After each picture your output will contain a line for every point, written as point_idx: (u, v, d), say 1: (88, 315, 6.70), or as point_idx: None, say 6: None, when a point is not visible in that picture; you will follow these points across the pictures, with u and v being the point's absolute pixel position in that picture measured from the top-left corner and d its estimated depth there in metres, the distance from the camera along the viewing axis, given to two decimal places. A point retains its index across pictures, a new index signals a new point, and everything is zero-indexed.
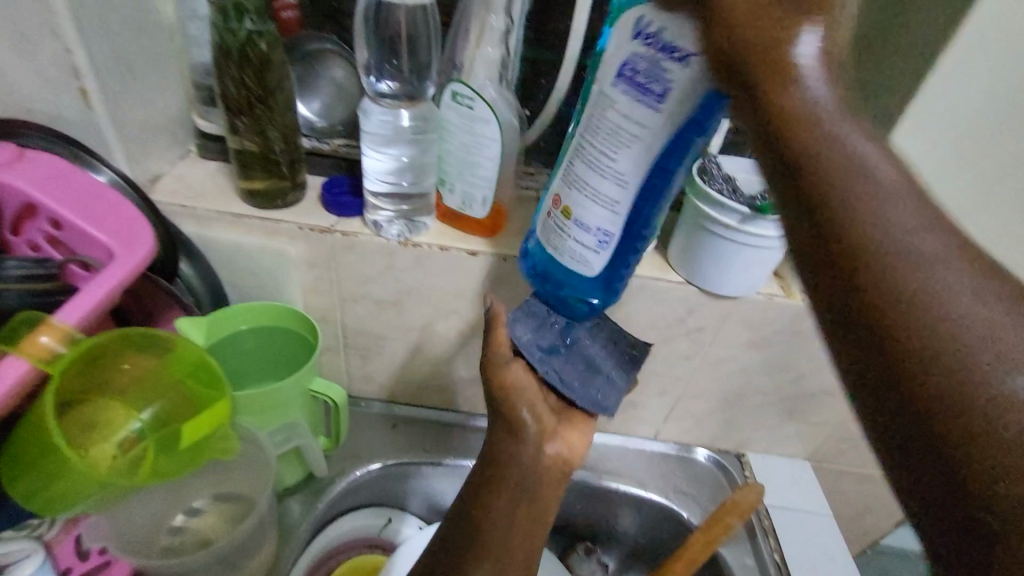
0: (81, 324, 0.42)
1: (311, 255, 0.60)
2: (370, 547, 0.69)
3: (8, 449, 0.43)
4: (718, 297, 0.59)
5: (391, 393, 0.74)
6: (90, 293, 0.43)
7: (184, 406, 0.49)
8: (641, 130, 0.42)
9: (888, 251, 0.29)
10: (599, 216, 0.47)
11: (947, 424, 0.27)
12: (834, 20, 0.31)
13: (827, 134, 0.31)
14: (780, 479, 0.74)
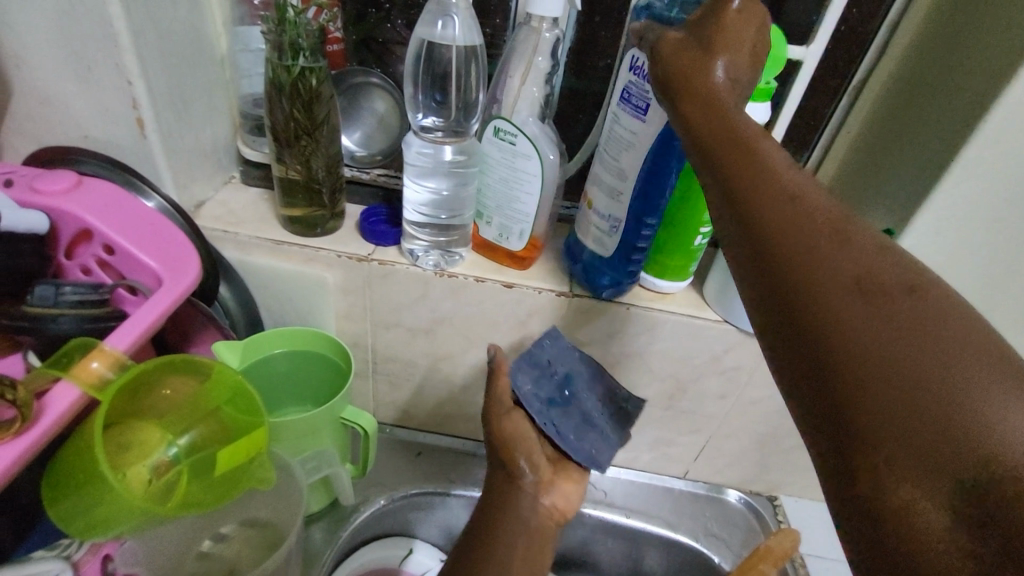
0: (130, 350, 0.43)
1: (348, 283, 0.61)
2: None
3: (55, 470, 0.44)
4: (757, 337, 0.58)
5: (418, 420, 0.74)
6: (139, 319, 0.44)
7: (221, 432, 0.49)
8: (632, 136, 0.49)
9: (793, 249, 0.34)
10: (607, 205, 0.53)
11: (837, 404, 0.31)
12: (737, 56, 0.40)
13: (750, 152, 0.37)
14: (815, 525, 0.72)
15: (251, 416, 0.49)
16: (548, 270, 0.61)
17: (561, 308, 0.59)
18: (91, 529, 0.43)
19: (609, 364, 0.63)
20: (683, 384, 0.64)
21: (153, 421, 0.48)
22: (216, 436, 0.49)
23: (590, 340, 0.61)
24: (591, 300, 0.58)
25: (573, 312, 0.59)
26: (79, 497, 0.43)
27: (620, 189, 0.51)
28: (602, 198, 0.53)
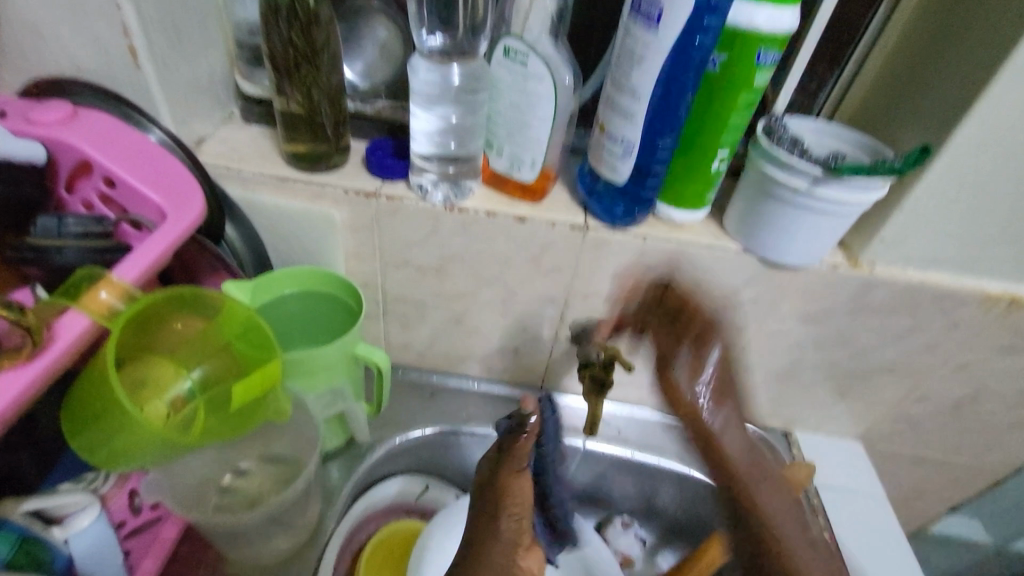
0: (138, 282, 0.42)
1: (356, 220, 0.59)
2: (407, 513, 0.69)
3: (73, 401, 0.44)
4: (777, 266, 0.56)
5: (432, 362, 0.74)
6: (147, 252, 0.43)
7: (236, 366, 0.49)
8: (645, 50, 0.46)
9: None
10: (621, 126, 0.50)
11: None
12: None
13: None
14: (828, 458, 0.73)
15: (264, 350, 0.49)
16: (561, 203, 0.59)
17: (575, 241, 0.58)
18: (114, 459, 0.44)
19: (624, 300, 0.62)
20: None
21: (165, 357, 0.48)
22: (231, 370, 0.49)
23: (605, 275, 0.60)
24: (607, 233, 0.57)
25: (587, 246, 0.58)
26: (97, 429, 0.43)
27: (634, 107, 0.49)
28: (615, 120, 0.50)
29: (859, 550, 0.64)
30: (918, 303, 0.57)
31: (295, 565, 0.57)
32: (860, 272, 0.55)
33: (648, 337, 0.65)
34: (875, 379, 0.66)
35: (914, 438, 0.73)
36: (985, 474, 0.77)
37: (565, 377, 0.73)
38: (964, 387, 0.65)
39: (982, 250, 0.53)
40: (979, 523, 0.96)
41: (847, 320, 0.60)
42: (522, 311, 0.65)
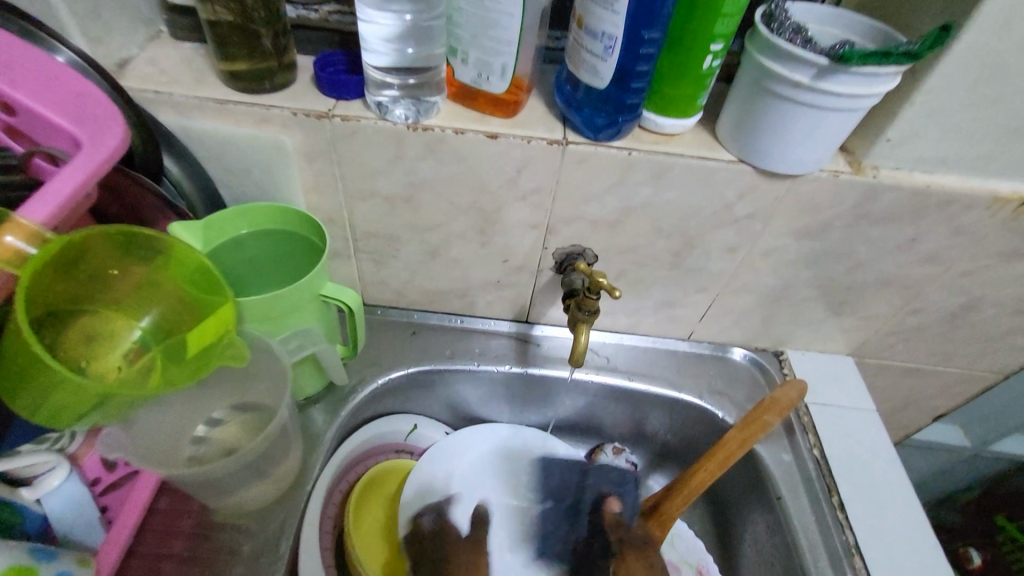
0: (53, 221, 0.37)
1: (310, 148, 0.53)
2: (397, 453, 0.68)
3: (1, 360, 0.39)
4: (774, 176, 0.52)
5: (411, 300, 0.71)
6: (60, 186, 0.38)
7: (189, 313, 0.45)
8: None
9: None
10: (603, 18, 0.43)
11: None
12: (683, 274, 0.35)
13: None
14: (820, 375, 0.72)
15: (219, 291, 0.44)
16: (538, 117, 0.53)
17: (554, 159, 0.52)
18: (66, 420, 0.40)
19: (610, 223, 0.58)
20: (689, 240, 0.59)
21: (112, 311, 0.44)
22: (185, 319, 0.45)
23: (589, 196, 0.55)
24: (589, 148, 0.51)
25: (568, 163, 0.53)
26: (37, 388, 0.38)
27: None
28: (595, 10, 0.44)
29: (851, 461, 0.64)
30: (923, 210, 0.53)
31: (281, 511, 0.55)
32: (863, 178, 0.51)
33: (636, 262, 0.62)
34: (871, 293, 0.64)
35: (904, 351, 0.72)
36: (973, 381, 0.77)
37: (551, 309, 0.70)
38: (963, 296, 0.63)
39: (996, 147, 0.49)
40: (960, 427, 0.98)
41: (846, 232, 0.56)
42: (501, 240, 0.61)
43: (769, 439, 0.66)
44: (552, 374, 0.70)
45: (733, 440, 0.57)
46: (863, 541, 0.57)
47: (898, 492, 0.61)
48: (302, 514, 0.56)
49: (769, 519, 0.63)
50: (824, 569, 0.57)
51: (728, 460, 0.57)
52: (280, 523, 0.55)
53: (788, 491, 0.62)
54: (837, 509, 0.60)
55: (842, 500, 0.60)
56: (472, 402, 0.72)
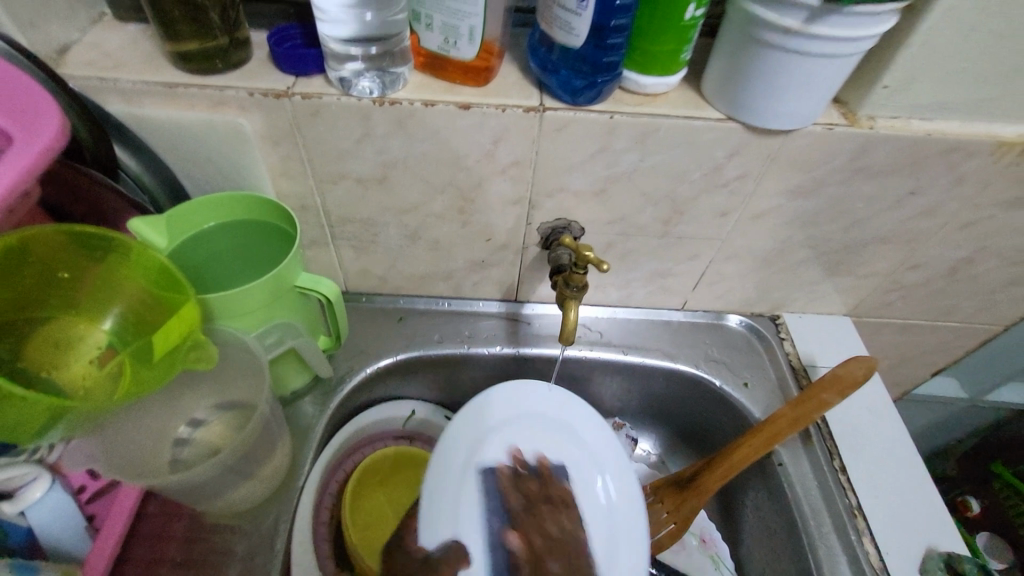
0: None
1: (273, 131, 0.50)
2: (397, 439, 0.66)
3: None
4: (766, 133, 0.49)
5: (395, 285, 0.68)
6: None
7: (148, 314, 0.42)
8: None
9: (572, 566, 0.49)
10: None
11: None
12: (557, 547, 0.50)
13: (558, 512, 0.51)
14: (819, 337, 0.70)
15: (177, 290, 0.41)
16: (513, 84, 0.50)
17: (532, 128, 0.49)
18: (28, 434, 0.38)
19: (595, 193, 0.55)
20: (679, 206, 0.56)
21: (69, 318, 0.42)
22: (145, 320, 0.43)
23: (570, 165, 0.52)
24: (568, 113, 0.48)
25: (547, 132, 0.49)
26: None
27: None
28: None
29: (850, 420, 0.63)
30: (921, 160, 0.51)
31: (272, 510, 0.54)
32: (859, 129, 0.48)
33: (625, 233, 0.59)
34: (869, 251, 0.62)
35: (903, 307, 0.71)
36: (969, 334, 0.75)
37: (541, 286, 0.68)
38: (963, 248, 0.61)
39: (998, 88, 0.46)
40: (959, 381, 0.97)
41: (842, 188, 0.54)
42: (483, 218, 0.58)
43: (766, 404, 0.65)
44: (545, 353, 0.68)
45: (784, 416, 0.59)
46: (865, 501, 0.57)
47: (899, 449, 0.60)
48: (294, 511, 0.54)
49: (770, 484, 0.62)
50: (827, 532, 0.56)
51: (773, 438, 0.59)
52: (273, 521, 0.54)
53: (789, 456, 0.61)
54: (839, 472, 0.59)
55: (843, 462, 0.59)
56: (464, 385, 0.71)
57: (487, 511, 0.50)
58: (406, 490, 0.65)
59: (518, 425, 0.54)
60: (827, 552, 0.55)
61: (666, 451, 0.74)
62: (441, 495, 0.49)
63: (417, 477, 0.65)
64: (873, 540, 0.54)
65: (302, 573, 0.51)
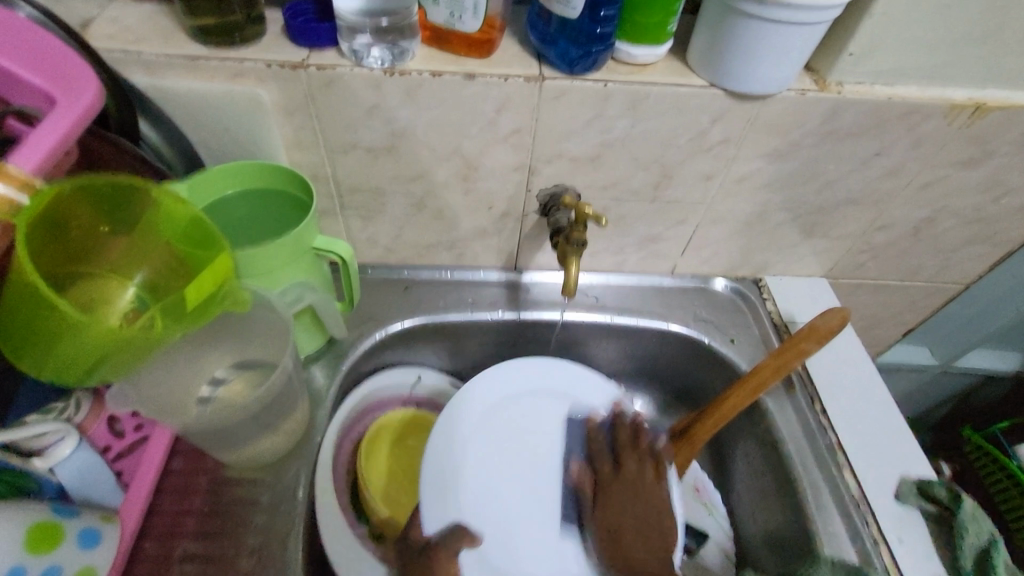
0: (40, 170, 0.37)
1: (288, 102, 0.53)
2: (404, 404, 0.70)
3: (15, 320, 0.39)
4: (745, 99, 0.53)
5: (401, 256, 0.72)
6: (42, 136, 0.38)
7: (180, 267, 0.45)
8: None
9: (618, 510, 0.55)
10: None
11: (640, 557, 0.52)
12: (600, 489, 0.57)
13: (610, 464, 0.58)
14: (798, 297, 0.76)
15: (210, 242, 0.44)
16: (513, 55, 0.53)
17: (532, 96, 0.53)
18: (76, 372, 0.40)
19: (590, 158, 0.59)
20: (667, 170, 0.61)
21: (107, 272, 0.44)
22: (178, 273, 0.45)
23: (567, 132, 0.56)
24: (566, 82, 0.52)
25: (546, 100, 0.54)
26: (39, 340, 0.38)
27: None
28: None
29: (827, 369, 0.68)
30: (885, 123, 0.56)
31: (295, 461, 0.57)
32: (829, 94, 0.53)
33: (618, 198, 0.64)
34: (840, 212, 0.67)
35: (872, 268, 0.76)
36: (937, 292, 0.83)
37: (539, 254, 0.72)
38: (925, 208, 0.67)
39: (949, 55, 0.52)
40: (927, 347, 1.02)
41: (815, 150, 0.59)
42: (486, 186, 0.62)
43: (751, 359, 0.70)
44: (544, 317, 0.72)
45: (767, 369, 0.63)
46: (845, 438, 0.62)
47: (874, 394, 0.66)
48: (315, 462, 0.58)
49: (757, 430, 0.67)
50: (811, 467, 0.61)
51: (758, 388, 0.63)
52: (295, 473, 0.57)
53: (774, 403, 0.66)
54: (821, 414, 0.64)
55: (825, 406, 0.65)
56: (468, 351, 0.74)
57: (481, 491, 0.56)
58: (421, 452, 0.67)
59: (506, 408, 0.62)
60: (811, 484, 0.60)
61: (659, 410, 0.79)
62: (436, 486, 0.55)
63: (424, 437, 0.68)
64: (852, 471, 0.60)
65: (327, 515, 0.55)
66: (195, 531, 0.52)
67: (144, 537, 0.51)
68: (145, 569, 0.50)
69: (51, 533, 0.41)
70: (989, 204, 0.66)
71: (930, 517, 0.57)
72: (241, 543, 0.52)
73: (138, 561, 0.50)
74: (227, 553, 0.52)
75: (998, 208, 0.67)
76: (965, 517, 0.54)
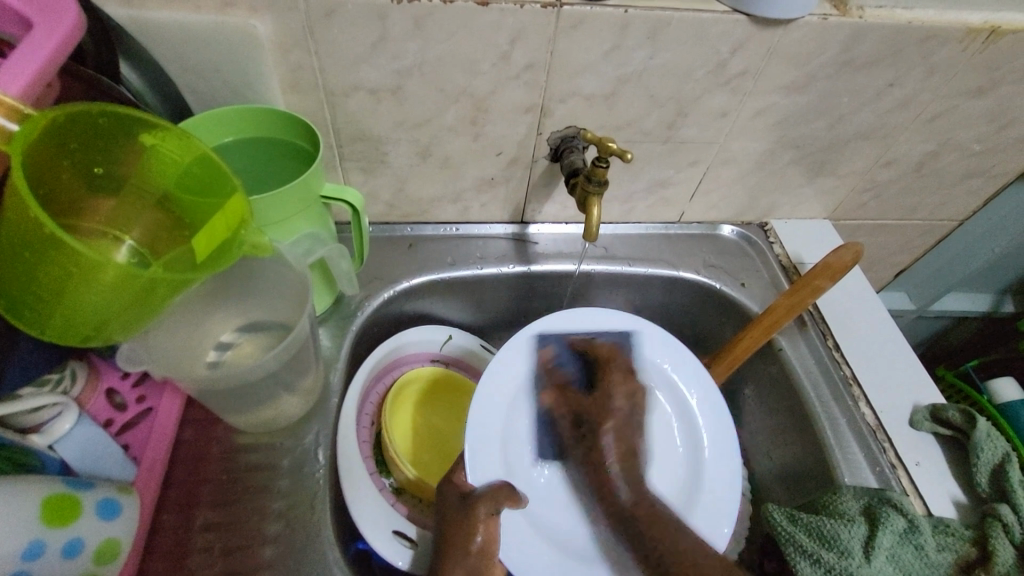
0: (26, 99, 0.34)
1: (283, 37, 0.49)
2: (432, 361, 0.68)
3: (16, 273, 0.34)
4: (767, 25, 0.52)
5: (402, 212, 0.68)
6: (26, 60, 0.34)
7: (185, 216, 0.41)
8: None
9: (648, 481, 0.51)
10: None
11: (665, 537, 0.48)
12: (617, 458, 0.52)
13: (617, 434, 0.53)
14: (804, 240, 0.76)
15: (218, 186, 0.40)
16: None
17: (549, 25, 0.50)
18: (88, 326, 0.36)
19: (605, 96, 0.57)
20: (682, 108, 0.59)
21: (103, 226, 0.40)
22: (184, 223, 0.41)
23: (584, 66, 0.54)
24: (585, 9, 0.49)
25: (563, 30, 0.51)
26: (40, 295, 0.35)
27: None
28: None
29: (838, 308, 0.68)
30: (902, 50, 0.55)
31: (314, 423, 0.55)
32: (849, 19, 0.52)
33: (631, 139, 0.62)
34: (849, 149, 0.67)
35: (873, 208, 0.77)
36: (931, 231, 0.85)
37: (547, 204, 0.69)
38: (930, 141, 0.67)
39: None
40: (903, 291, 1.01)
41: (830, 81, 0.58)
42: (496, 130, 0.59)
43: (764, 300, 0.70)
44: (557, 269, 0.70)
45: (781, 308, 0.63)
46: (859, 372, 0.63)
47: (883, 328, 0.67)
48: (334, 422, 0.56)
49: (771, 370, 0.67)
50: (827, 402, 0.62)
51: (772, 327, 0.63)
52: (315, 436, 0.54)
53: (788, 342, 0.66)
54: (833, 349, 0.65)
55: (837, 342, 0.66)
56: (477, 308, 0.73)
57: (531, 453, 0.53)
58: (437, 413, 0.66)
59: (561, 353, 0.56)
60: (829, 418, 0.61)
61: None
62: (485, 449, 0.51)
63: (442, 398, 0.66)
64: (868, 403, 0.61)
65: (353, 474, 0.53)
66: (213, 501, 0.50)
67: (162, 509, 0.48)
68: (165, 542, 0.47)
69: (67, 506, 0.38)
70: (990, 136, 0.67)
71: (944, 440, 0.58)
72: (264, 509, 0.50)
73: (158, 534, 0.47)
74: (251, 520, 0.49)
75: (998, 139, 0.68)
76: (980, 435, 0.55)
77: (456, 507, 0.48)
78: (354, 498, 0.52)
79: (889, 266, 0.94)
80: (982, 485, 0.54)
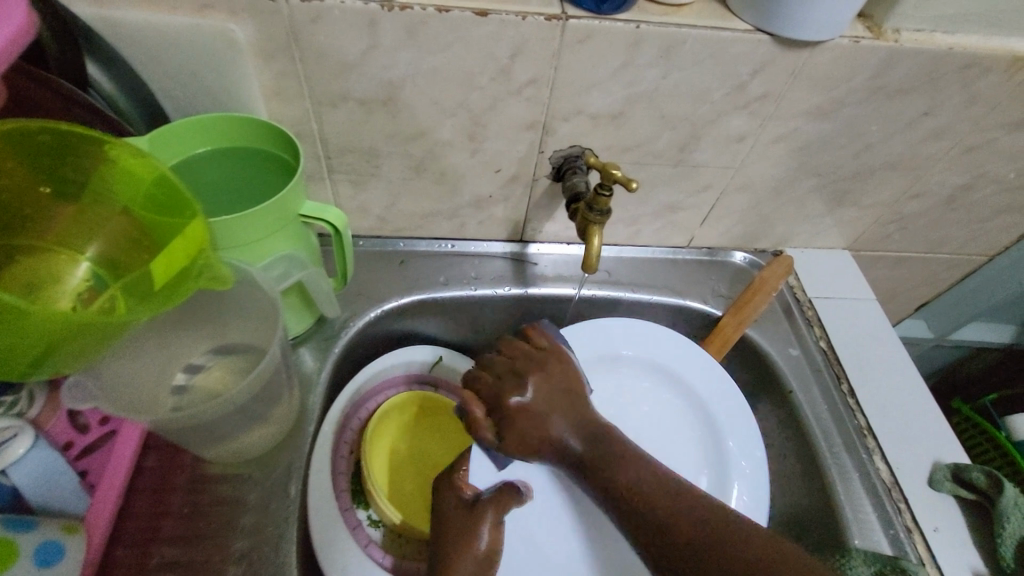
0: None
1: (267, 42, 0.45)
2: (420, 385, 0.63)
3: None
4: (791, 46, 0.48)
5: (395, 227, 0.64)
6: None
7: (144, 237, 0.38)
8: None
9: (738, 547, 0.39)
10: None
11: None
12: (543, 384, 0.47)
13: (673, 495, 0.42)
14: (821, 271, 0.71)
15: (177, 207, 0.36)
16: None
17: (554, 39, 0.46)
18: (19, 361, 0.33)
19: (613, 116, 0.53)
20: (697, 130, 0.54)
21: (55, 244, 0.38)
22: (143, 244, 0.38)
23: (590, 83, 0.50)
24: (593, 23, 0.45)
25: (569, 46, 0.47)
26: None
27: None
28: None
29: (854, 349, 0.64)
30: (940, 77, 0.51)
31: (286, 454, 0.52)
32: (883, 42, 0.48)
33: (640, 160, 0.57)
34: (877, 177, 0.62)
35: (896, 239, 0.72)
36: (957, 266, 0.80)
37: (548, 223, 0.65)
38: (966, 174, 0.62)
39: None
40: (922, 322, 0.96)
41: (860, 108, 0.53)
42: (494, 147, 0.55)
43: (775, 336, 0.66)
44: (556, 293, 0.66)
45: (728, 325, 0.64)
46: (875, 422, 0.59)
47: (903, 376, 0.62)
48: (308, 455, 0.53)
49: (780, 412, 0.63)
50: (839, 452, 0.57)
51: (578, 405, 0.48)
52: (286, 469, 0.51)
53: (798, 383, 0.62)
54: (848, 395, 0.61)
55: (852, 387, 0.61)
56: (469, 328, 0.69)
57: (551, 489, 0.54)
58: (423, 437, 0.63)
59: None
60: (840, 471, 0.56)
61: None
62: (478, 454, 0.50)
63: (429, 423, 0.63)
64: (883, 457, 0.57)
65: (322, 518, 0.50)
66: (172, 535, 0.47)
67: (116, 543, 0.45)
68: None
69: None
70: None
71: (966, 504, 0.54)
72: (226, 548, 0.47)
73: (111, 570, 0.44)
74: (209, 560, 0.47)
75: None
76: (1007, 502, 0.51)
77: (462, 513, 0.46)
78: (325, 540, 0.49)
79: (909, 298, 0.88)
80: (1006, 559, 0.50)
